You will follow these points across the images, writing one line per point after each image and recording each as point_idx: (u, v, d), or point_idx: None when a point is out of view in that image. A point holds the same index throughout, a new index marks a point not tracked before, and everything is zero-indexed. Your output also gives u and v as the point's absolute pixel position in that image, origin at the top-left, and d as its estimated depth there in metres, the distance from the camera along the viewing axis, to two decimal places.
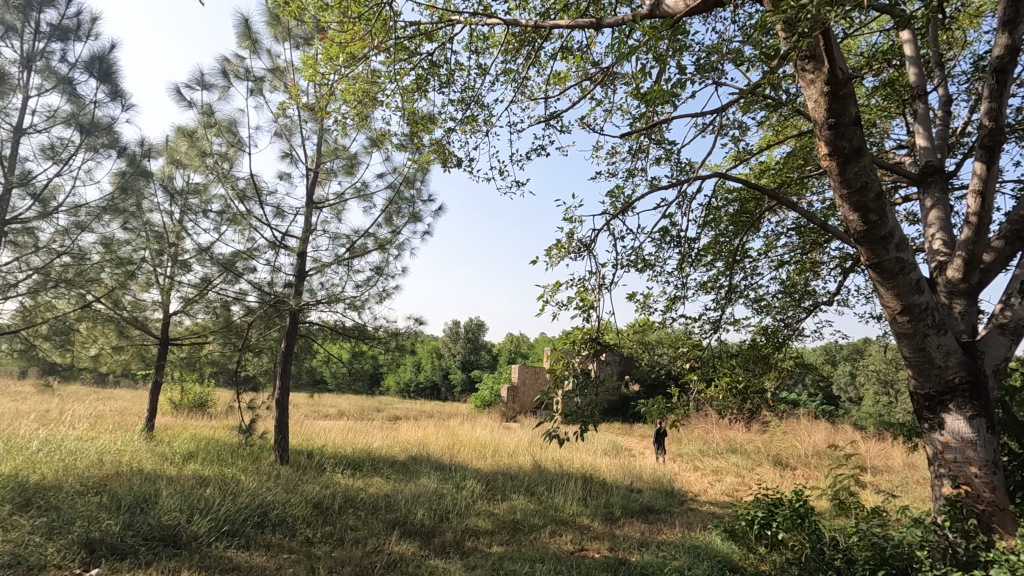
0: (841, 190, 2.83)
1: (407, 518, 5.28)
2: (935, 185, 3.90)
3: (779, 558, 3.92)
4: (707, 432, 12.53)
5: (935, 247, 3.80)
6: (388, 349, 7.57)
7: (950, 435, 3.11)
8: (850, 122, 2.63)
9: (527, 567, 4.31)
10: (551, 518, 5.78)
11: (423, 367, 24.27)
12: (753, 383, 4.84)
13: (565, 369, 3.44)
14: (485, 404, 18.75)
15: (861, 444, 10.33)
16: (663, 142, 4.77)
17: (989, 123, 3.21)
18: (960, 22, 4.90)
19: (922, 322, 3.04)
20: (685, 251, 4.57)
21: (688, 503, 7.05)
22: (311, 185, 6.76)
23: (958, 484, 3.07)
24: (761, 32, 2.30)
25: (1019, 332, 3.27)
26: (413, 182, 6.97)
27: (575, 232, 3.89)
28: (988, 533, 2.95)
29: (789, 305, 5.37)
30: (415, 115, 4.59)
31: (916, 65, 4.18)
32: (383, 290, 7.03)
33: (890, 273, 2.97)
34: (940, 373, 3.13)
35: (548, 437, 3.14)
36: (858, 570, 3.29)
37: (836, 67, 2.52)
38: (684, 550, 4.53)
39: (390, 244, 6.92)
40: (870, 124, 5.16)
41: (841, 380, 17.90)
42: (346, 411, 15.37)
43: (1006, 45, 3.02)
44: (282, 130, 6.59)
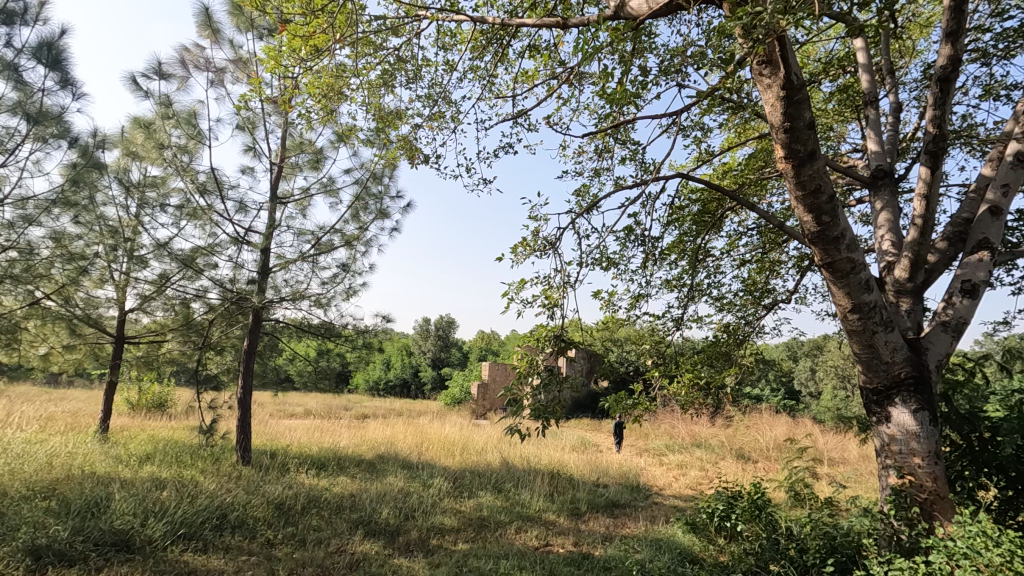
0: (796, 193, 2.92)
1: (371, 517, 5.24)
2: (885, 189, 4.05)
3: (737, 549, 4.04)
4: (673, 427, 12.76)
5: (885, 248, 3.95)
6: (355, 347, 7.48)
7: (896, 427, 3.25)
8: (805, 126, 2.72)
9: (491, 563, 4.32)
10: (518, 515, 5.81)
11: (393, 366, 24.09)
12: (715, 379, 4.95)
13: (530, 366, 3.46)
14: (455, 401, 18.71)
15: (819, 437, 10.71)
16: (628, 142, 4.83)
17: (934, 129, 3.36)
18: (912, 32, 5.10)
19: (871, 320, 3.17)
20: (649, 250, 4.64)
21: (653, 497, 7.19)
22: (275, 180, 6.61)
23: (902, 474, 3.21)
24: (721, 36, 2.33)
25: (960, 329, 3.43)
26: (380, 179, 6.89)
27: (540, 231, 3.89)
28: (930, 520, 3.10)
29: (749, 303, 5.51)
30: (382, 111, 4.52)
31: (870, 72, 4.34)
32: (350, 287, 6.94)
33: (841, 273, 3.08)
34: (887, 368, 3.27)
35: (510, 432, 3.18)
36: (809, 559, 3.41)
37: (791, 73, 2.60)
38: (646, 544, 4.63)
39: (358, 240, 6.83)
40: (827, 128, 5.32)
41: (802, 375, 18.47)
42: (313, 409, 15.13)
43: (949, 55, 3.16)
44: (244, 123, 6.42)
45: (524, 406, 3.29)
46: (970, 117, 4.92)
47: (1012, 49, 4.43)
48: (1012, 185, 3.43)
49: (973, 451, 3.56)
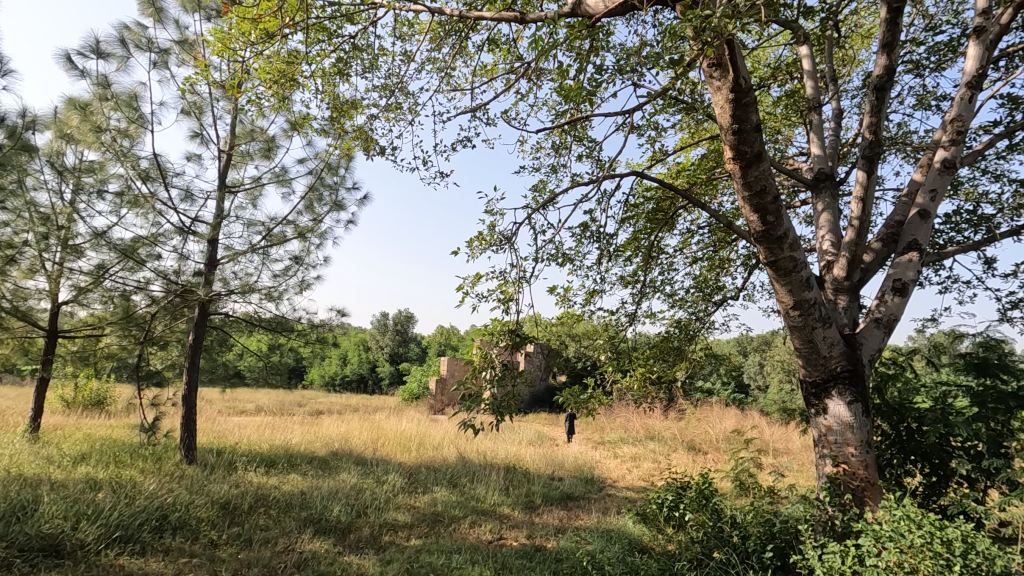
0: (743, 193, 3.02)
1: (322, 515, 5.14)
2: (826, 191, 4.24)
3: (683, 537, 4.15)
4: (628, 420, 12.98)
5: (825, 247, 4.14)
6: (308, 342, 7.28)
7: (833, 419, 3.42)
8: (752, 128, 2.81)
9: (443, 558, 4.31)
10: (472, 509, 5.81)
11: (350, 361, 23.69)
12: (666, 374, 5.09)
13: (483, 361, 3.43)
14: (413, 396, 18.47)
15: (764, 429, 11.14)
16: (585, 139, 4.86)
17: (870, 135, 3.54)
18: (854, 41, 5.33)
19: (811, 316, 3.32)
20: (604, 247, 4.70)
21: (606, 489, 7.33)
22: (224, 168, 6.37)
23: (838, 463, 3.38)
24: (673, 38, 2.38)
25: (891, 325, 3.63)
26: (336, 169, 6.73)
27: (497, 225, 3.87)
28: (861, 505, 3.28)
29: (700, 300, 5.68)
30: (336, 100, 4.41)
31: (814, 79, 4.53)
32: (303, 280, 6.76)
33: (784, 271, 3.21)
34: (825, 363, 3.44)
35: (464, 427, 3.19)
36: (750, 546, 3.55)
37: (739, 76, 2.68)
38: (598, 535, 4.72)
39: (311, 232, 6.66)
40: (775, 131, 5.51)
41: (751, 369, 19.11)
42: (265, 406, 14.70)
43: (885, 65, 3.33)
44: (190, 108, 6.14)
45: (477, 401, 3.29)
46: (904, 125, 5.21)
47: (943, 62, 4.70)
48: (938, 190, 3.66)
49: (901, 440, 3.80)
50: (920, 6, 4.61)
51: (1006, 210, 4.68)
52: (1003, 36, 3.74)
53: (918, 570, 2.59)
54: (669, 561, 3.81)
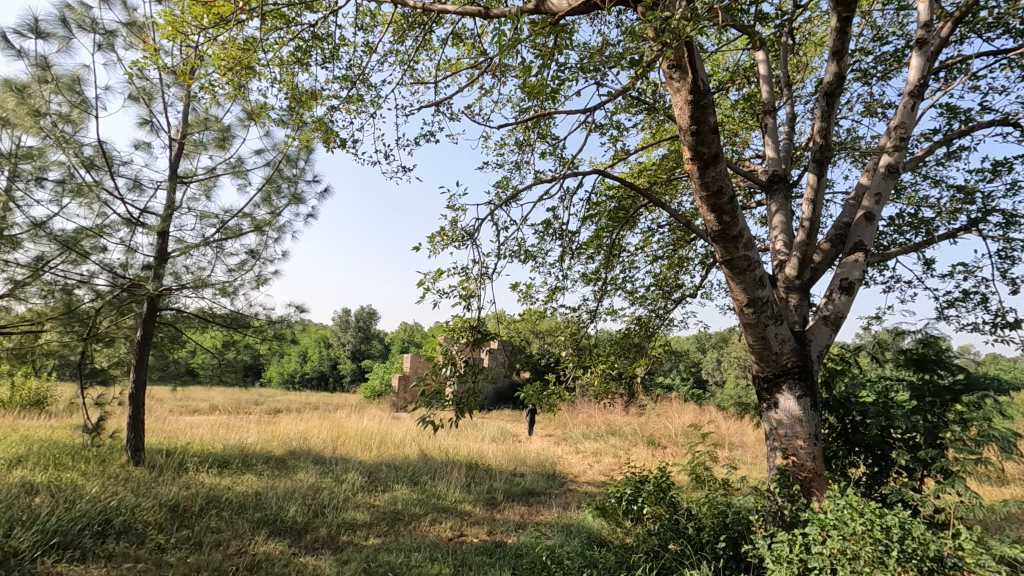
0: (701, 193, 3.09)
1: (277, 516, 5.02)
2: (779, 193, 4.38)
3: (641, 530, 4.22)
4: (590, 416, 13.13)
5: (778, 247, 4.28)
6: (264, 339, 7.07)
7: (783, 413, 3.55)
8: (709, 130, 2.87)
9: (402, 556, 4.27)
10: (433, 506, 5.78)
11: (310, 358, 23.19)
12: (626, 370, 5.16)
13: (444, 357, 3.41)
14: (375, 394, 18.20)
15: (721, 423, 11.47)
16: (549, 137, 4.87)
17: (820, 140, 3.69)
18: (807, 49, 5.51)
19: (764, 313, 3.43)
20: (566, 244, 4.74)
21: (568, 484, 7.41)
22: (175, 158, 6.11)
23: (787, 455, 3.51)
24: (634, 38, 2.41)
25: (838, 322, 3.79)
26: (295, 162, 6.56)
27: (459, 221, 3.84)
28: (808, 496, 3.41)
29: (659, 297, 5.79)
30: (295, 91, 4.29)
31: (769, 83, 4.66)
32: (260, 275, 6.56)
33: (739, 270, 3.30)
34: (776, 359, 3.56)
35: (423, 423, 3.17)
36: (704, 537, 3.65)
37: (698, 78, 2.74)
38: (557, 529, 4.77)
39: (269, 226, 6.47)
40: (733, 134, 5.65)
41: (708, 366, 19.62)
42: (220, 405, 14.26)
43: (835, 72, 3.46)
44: (139, 94, 5.87)
45: (438, 398, 3.27)
46: (853, 131, 5.43)
47: (888, 72, 4.92)
48: (883, 194, 3.84)
49: (846, 432, 3.98)
50: (868, 16, 4.82)
51: (944, 214, 4.94)
52: (943, 49, 3.94)
53: (860, 557, 2.73)
54: (626, 553, 3.87)
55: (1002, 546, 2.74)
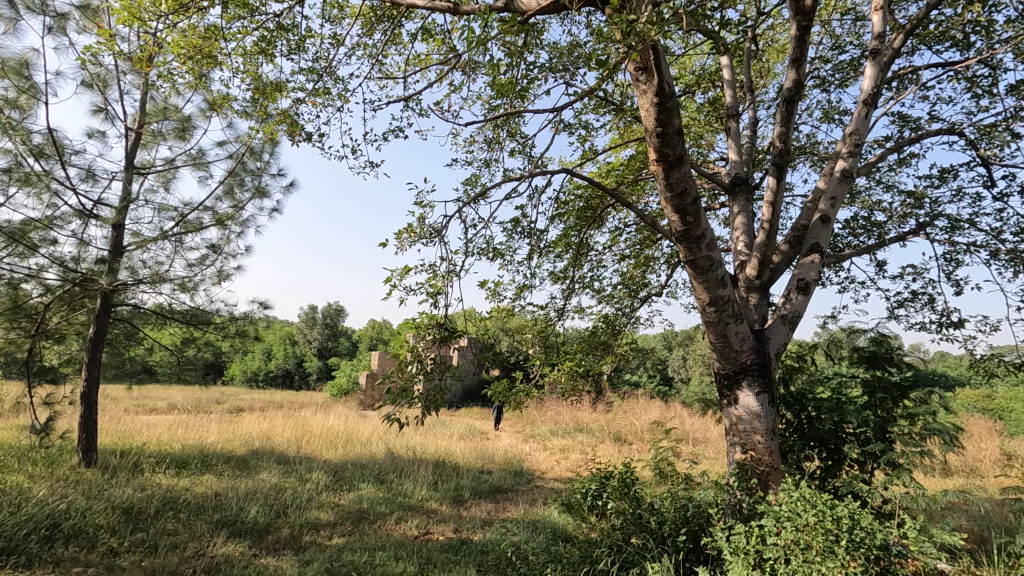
0: (665, 194, 3.15)
1: (237, 517, 4.90)
2: (741, 195, 4.49)
3: (605, 525, 4.28)
4: (558, 413, 13.20)
5: (739, 248, 4.40)
6: (226, 336, 6.89)
7: (742, 409, 3.65)
8: (674, 132, 2.93)
9: (366, 555, 4.23)
10: (399, 505, 5.74)
11: (275, 356, 22.69)
12: (593, 368, 5.23)
13: (410, 354, 3.38)
14: (342, 392, 17.92)
15: (685, 420, 11.72)
16: (519, 135, 4.87)
17: (779, 144, 3.80)
18: (770, 55, 5.64)
19: (725, 312, 3.53)
20: (534, 242, 4.76)
21: (535, 481, 7.45)
22: (131, 148, 5.89)
23: (745, 450, 3.62)
24: (601, 40, 2.43)
25: (795, 321, 3.93)
26: (259, 155, 6.40)
27: (427, 218, 3.80)
28: (765, 489, 3.52)
29: (626, 296, 5.87)
30: (259, 82, 4.18)
31: (733, 88, 4.77)
32: (222, 270, 6.38)
33: (702, 269, 3.38)
34: (736, 356, 3.67)
35: (389, 421, 3.14)
36: (665, 531, 3.72)
37: (663, 81, 2.79)
38: (523, 526, 4.80)
39: (231, 220, 6.30)
40: (699, 136, 5.76)
41: (675, 363, 19.98)
42: (179, 403, 13.81)
43: (794, 79, 3.58)
44: (92, 80, 5.63)
45: (404, 396, 3.24)
46: (812, 136, 5.60)
47: (845, 80, 5.10)
48: (838, 198, 3.98)
49: (802, 427, 4.11)
50: (827, 25, 4.98)
51: (895, 218, 5.16)
52: (895, 59, 4.11)
53: (811, 546, 2.84)
54: (590, 548, 3.93)
55: (943, 533, 2.89)
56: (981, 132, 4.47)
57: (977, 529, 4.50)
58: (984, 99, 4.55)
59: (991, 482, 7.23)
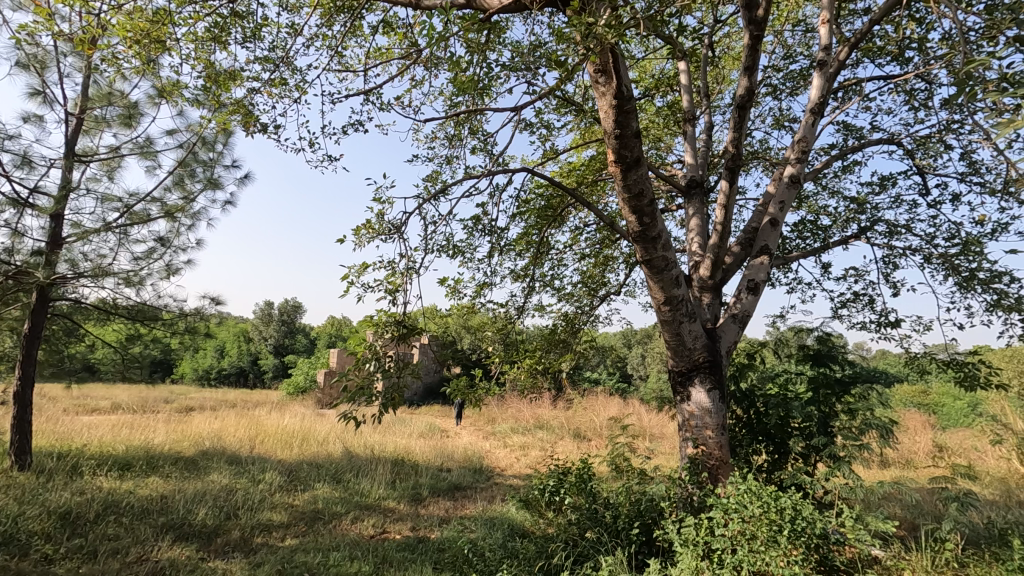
0: (623, 195, 3.20)
1: (184, 520, 4.73)
2: (696, 198, 4.62)
3: (562, 519, 4.34)
4: (519, 410, 13.26)
5: (694, 249, 4.52)
6: (175, 332, 6.63)
7: (695, 405, 3.76)
8: (632, 135, 2.99)
9: (320, 556, 4.15)
10: (355, 504, 5.66)
11: (228, 353, 21.97)
12: (552, 365, 5.27)
13: (367, 352, 3.33)
14: (298, 390, 17.48)
15: (642, 416, 11.98)
16: (481, 132, 4.85)
17: (733, 149, 3.92)
18: (726, 62, 5.80)
19: (679, 311, 3.63)
20: (494, 240, 4.76)
21: (494, 478, 7.48)
22: (72, 134, 5.58)
23: (697, 445, 3.73)
24: (562, 40, 2.46)
25: (745, 320, 4.08)
26: (211, 145, 6.18)
27: (386, 214, 3.75)
28: (715, 482, 3.64)
29: (585, 295, 5.95)
30: (211, 70, 4.02)
31: (689, 93, 4.89)
32: (170, 264, 6.14)
33: (657, 269, 3.45)
34: (690, 354, 3.78)
35: (345, 419, 3.09)
36: (619, 525, 3.80)
37: (621, 84, 2.85)
38: (480, 523, 4.81)
39: (181, 212, 6.06)
40: (658, 139, 5.88)
41: (634, 360, 20.39)
42: (124, 403, 13.19)
43: (746, 86, 3.70)
44: (29, 61, 5.31)
45: (362, 394, 3.21)
46: (764, 141, 5.80)
47: (795, 88, 5.30)
48: (786, 202, 4.14)
49: (751, 422, 4.28)
50: (779, 35, 5.16)
51: (839, 223, 5.40)
52: (840, 71, 4.30)
53: (757, 537, 2.95)
54: (545, 543, 3.97)
55: (877, 522, 3.06)
56: (918, 143, 4.74)
57: (909, 517, 4.78)
58: (921, 112, 4.82)
59: (923, 472, 7.68)
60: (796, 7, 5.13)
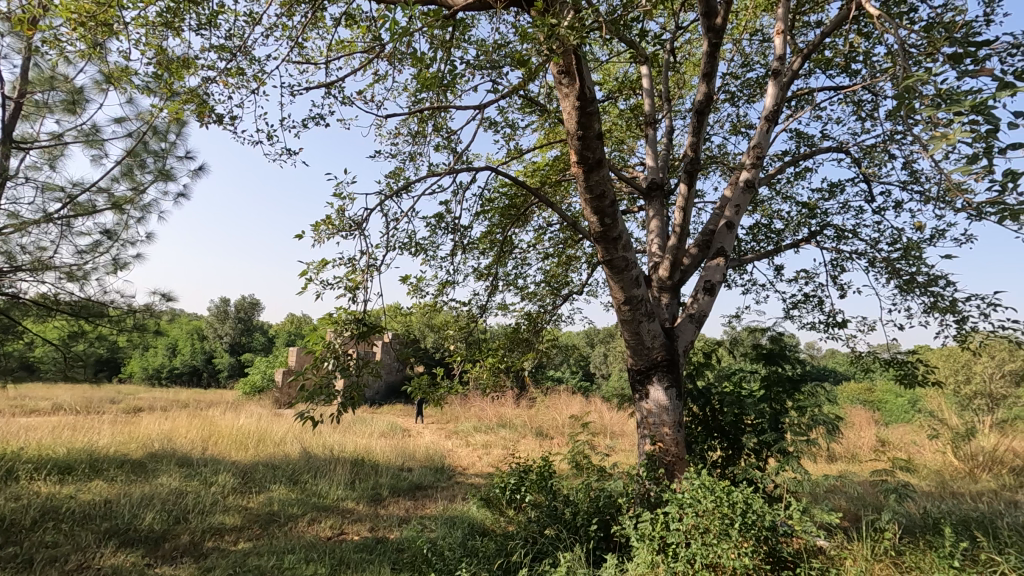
0: (585, 196, 3.24)
1: (129, 525, 4.54)
2: (656, 200, 4.71)
3: (522, 517, 4.36)
4: (482, 408, 13.26)
5: (654, 250, 4.61)
6: (121, 330, 6.39)
7: (652, 403, 3.84)
8: (594, 136, 3.03)
9: (274, 559, 4.05)
10: (313, 506, 5.54)
11: (180, 351, 21.18)
12: (515, 364, 5.28)
13: (325, 351, 3.25)
14: (255, 389, 16.99)
15: (604, 414, 12.16)
16: (445, 129, 4.82)
17: (691, 153, 4.02)
18: (687, 68, 5.93)
19: (638, 310, 3.70)
20: (457, 238, 4.74)
21: (455, 477, 7.45)
22: (10, 119, 5.27)
23: (654, 442, 3.81)
24: (524, 39, 2.46)
25: (701, 320, 4.19)
26: (163, 135, 5.94)
27: (346, 210, 3.68)
28: (671, 478, 3.73)
29: (548, 294, 5.99)
30: (162, 56, 3.86)
31: (651, 96, 4.97)
32: (117, 258, 5.86)
33: (618, 270, 3.51)
34: (648, 353, 3.86)
35: (301, 419, 3.03)
36: (578, 521, 3.84)
37: (584, 86, 2.89)
38: (440, 522, 4.79)
39: (130, 204, 5.80)
40: (621, 141, 5.96)
41: (597, 359, 20.68)
42: (66, 403, 12.55)
43: (705, 92, 3.79)
44: None
45: (320, 393, 3.15)
46: (722, 146, 5.96)
47: (752, 96, 5.47)
48: (741, 205, 4.27)
49: (707, 419, 4.41)
50: (737, 44, 5.31)
51: (791, 227, 5.61)
52: (794, 80, 4.46)
53: (709, 530, 3.05)
54: (505, 541, 3.99)
55: (822, 514, 3.18)
56: (864, 152, 4.96)
57: (853, 508, 5.01)
58: (868, 122, 5.05)
59: (866, 466, 8.06)
60: (753, 17, 5.29)
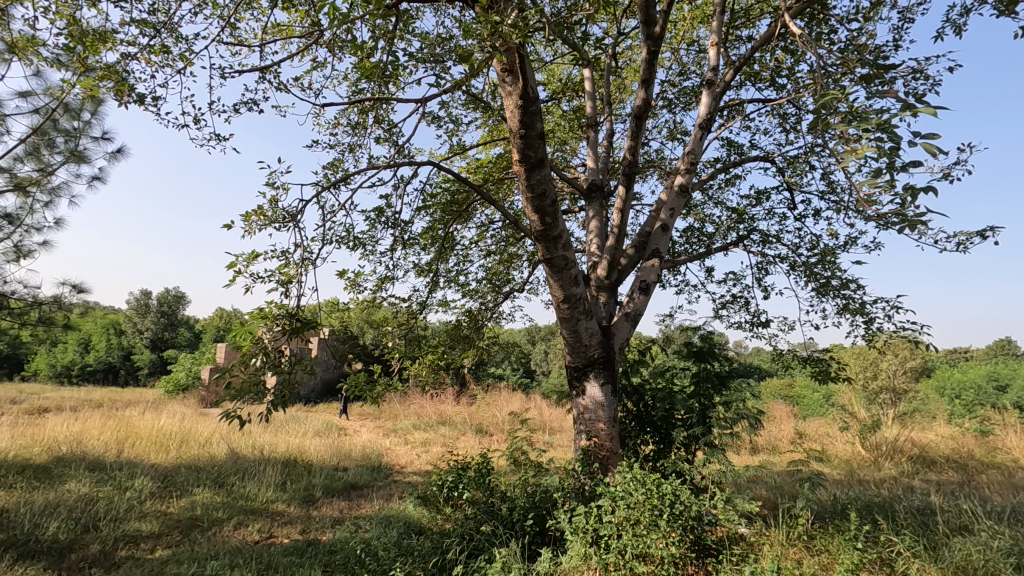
0: (526, 194, 3.26)
1: (29, 536, 4.18)
2: (596, 201, 4.81)
3: (458, 514, 4.36)
4: (422, 406, 13.11)
5: (592, 250, 4.71)
6: (24, 324, 5.84)
7: (588, 399, 3.93)
8: (536, 135, 3.06)
9: (195, 567, 3.85)
10: (239, 509, 5.29)
11: (94, 347, 19.67)
12: (454, 361, 5.26)
13: (254, 347, 3.11)
14: (179, 388, 16.02)
15: (544, 410, 12.32)
16: (387, 121, 4.72)
17: (629, 156, 4.13)
18: (628, 73, 6.09)
19: (576, 309, 3.76)
20: (397, 233, 4.66)
21: (392, 476, 7.32)
22: None
23: (589, 437, 3.91)
24: (468, 33, 2.43)
25: (636, 318, 4.32)
26: (76, 113, 5.49)
27: (280, 201, 3.53)
28: (605, 472, 3.84)
29: (489, 291, 6.00)
30: (76, 27, 3.56)
31: (593, 100, 5.07)
32: (20, 246, 5.36)
33: (558, 269, 3.56)
34: (585, 350, 3.94)
35: (226, 418, 2.89)
36: (515, 516, 3.89)
37: (527, 85, 2.90)
38: (375, 522, 4.70)
39: (35, 186, 5.32)
40: (563, 142, 6.05)
41: (538, 356, 20.92)
42: None
43: (643, 98, 3.90)
44: None
45: (248, 391, 3.01)
46: (659, 151, 6.16)
47: (688, 103, 5.69)
48: (676, 209, 4.44)
49: (640, 414, 4.56)
50: (675, 53, 5.50)
51: (721, 230, 5.88)
52: (726, 91, 4.67)
53: (640, 521, 3.15)
54: (441, 538, 3.97)
55: (743, 503, 3.36)
56: (788, 162, 5.27)
57: (771, 497, 5.33)
58: (792, 134, 5.37)
59: (785, 457, 8.58)
60: (690, 28, 5.50)
